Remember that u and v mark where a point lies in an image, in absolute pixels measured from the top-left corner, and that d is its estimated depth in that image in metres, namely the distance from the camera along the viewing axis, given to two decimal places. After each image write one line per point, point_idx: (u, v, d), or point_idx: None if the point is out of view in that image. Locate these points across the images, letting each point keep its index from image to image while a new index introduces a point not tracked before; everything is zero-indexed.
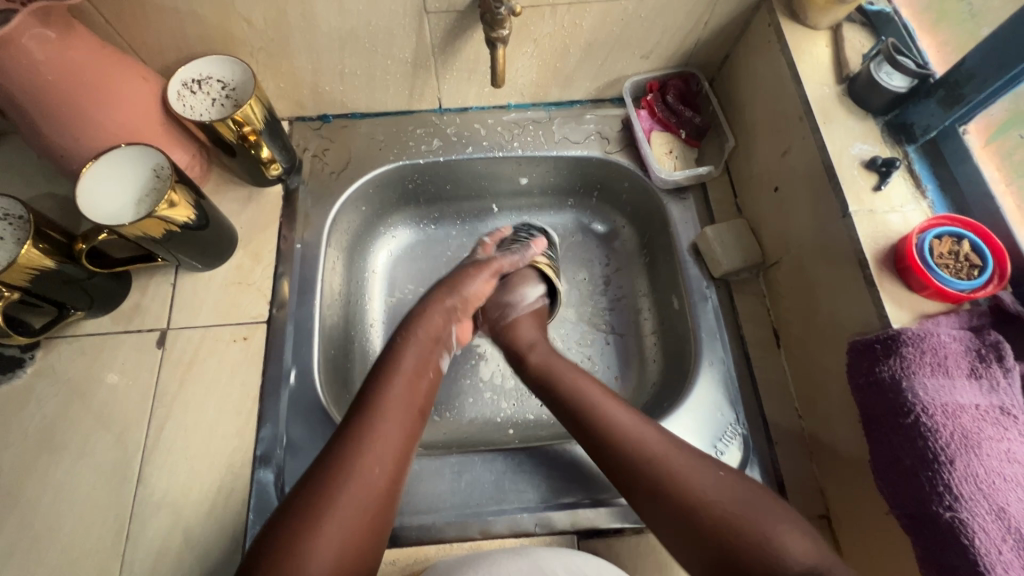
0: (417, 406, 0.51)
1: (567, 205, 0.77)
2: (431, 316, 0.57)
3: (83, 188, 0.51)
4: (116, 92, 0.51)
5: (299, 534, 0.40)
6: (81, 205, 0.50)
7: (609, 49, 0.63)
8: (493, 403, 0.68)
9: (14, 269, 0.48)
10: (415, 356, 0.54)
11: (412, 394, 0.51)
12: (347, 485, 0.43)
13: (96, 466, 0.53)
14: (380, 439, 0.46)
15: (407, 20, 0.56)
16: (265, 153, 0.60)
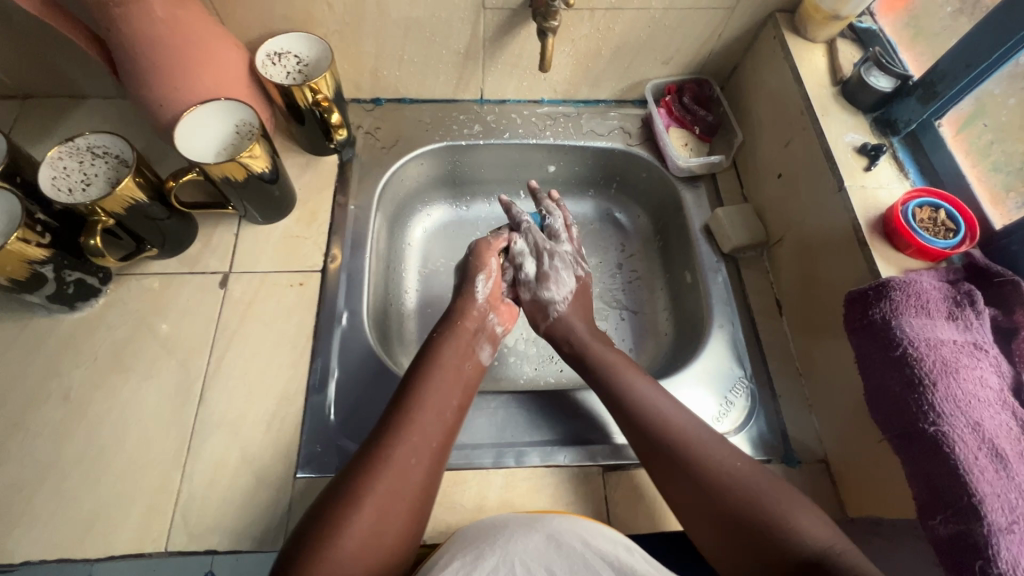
0: (448, 405, 0.53)
1: (588, 195, 0.85)
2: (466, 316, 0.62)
3: (181, 131, 0.58)
4: (212, 57, 0.58)
5: (337, 516, 0.43)
6: (178, 146, 0.57)
7: (635, 53, 0.73)
8: (518, 366, 0.74)
9: (115, 196, 0.53)
10: (446, 360, 0.57)
11: (436, 400, 0.53)
12: (379, 479, 0.46)
13: (162, 386, 0.57)
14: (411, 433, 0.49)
15: (466, 14, 0.65)
16: (335, 118, 0.67)
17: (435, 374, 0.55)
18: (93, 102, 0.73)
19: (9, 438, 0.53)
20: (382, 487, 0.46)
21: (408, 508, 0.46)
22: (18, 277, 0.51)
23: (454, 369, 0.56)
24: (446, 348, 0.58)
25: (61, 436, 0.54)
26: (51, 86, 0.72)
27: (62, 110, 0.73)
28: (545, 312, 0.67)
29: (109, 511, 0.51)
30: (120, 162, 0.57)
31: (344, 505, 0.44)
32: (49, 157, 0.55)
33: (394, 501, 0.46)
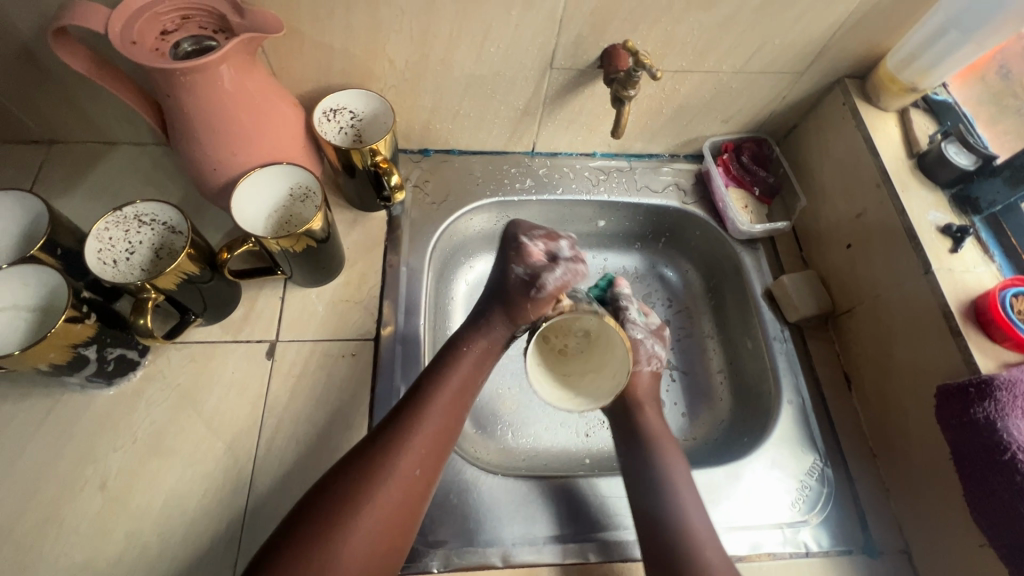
0: (443, 437, 0.51)
1: (635, 247, 0.83)
2: (494, 329, 0.58)
3: (237, 205, 0.55)
4: (275, 121, 0.55)
5: (307, 555, 0.43)
6: (240, 221, 0.55)
7: (696, 112, 0.71)
8: (569, 432, 0.70)
9: (170, 273, 0.49)
10: (450, 380, 0.53)
11: (436, 432, 0.51)
12: (358, 523, 0.45)
13: (208, 471, 0.53)
14: (402, 474, 0.48)
15: (532, 73, 0.62)
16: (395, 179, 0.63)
17: (439, 396, 0.52)
18: (125, 148, 0.69)
19: (44, 534, 0.49)
20: (365, 524, 0.45)
21: (383, 548, 0.46)
22: (59, 361, 0.47)
23: (460, 388, 0.54)
24: (452, 372, 0.54)
25: (98, 531, 0.49)
26: (81, 133, 0.68)
27: (92, 157, 0.69)
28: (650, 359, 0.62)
29: None
30: (167, 227, 0.53)
31: (322, 545, 0.44)
32: (93, 228, 0.50)
33: (374, 541, 0.46)
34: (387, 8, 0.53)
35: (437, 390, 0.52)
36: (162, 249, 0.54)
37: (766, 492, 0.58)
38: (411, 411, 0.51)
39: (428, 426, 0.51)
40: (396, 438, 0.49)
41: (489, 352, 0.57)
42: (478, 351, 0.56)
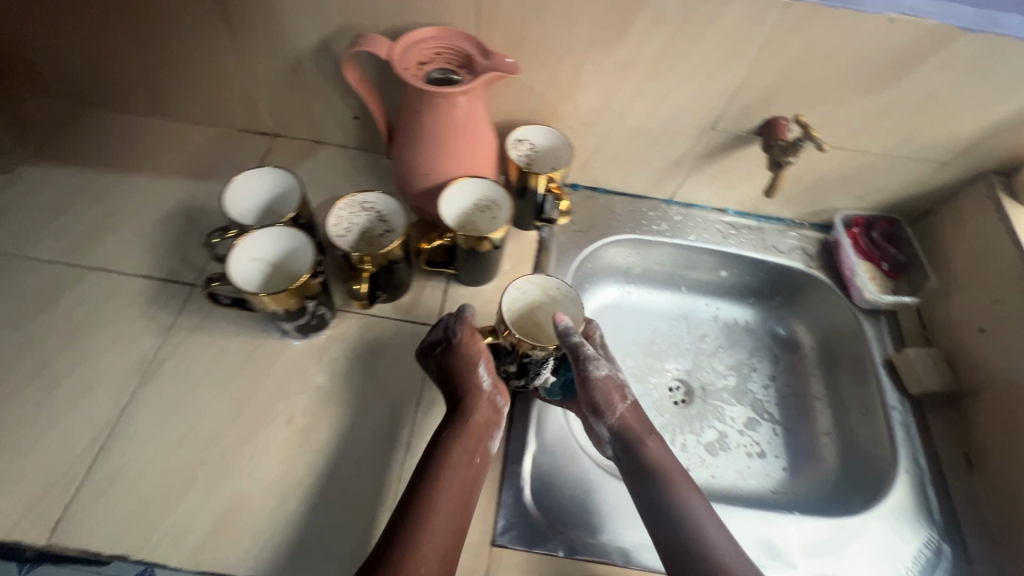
0: (470, 482, 0.53)
1: (749, 302, 0.89)
2: (478, 403, 0.57)
3: (444, 205, 0.65)
4: (481, 142, 0.64)
5: None
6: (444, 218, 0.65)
7: (834, 186, 0.76)
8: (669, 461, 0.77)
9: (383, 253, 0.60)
10: (463, 437, 0.55)
11: (464, 480, 0.53)
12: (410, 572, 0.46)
13: (375, 425, 0.61)
14: (441, 516, 0.50)
15: (695, 132, 0.71)
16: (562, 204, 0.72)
17: (456, 446, 0.54)
18: (330, 148, 0.83)
19: (241, 451, 0.58)
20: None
21: None
22: (282, 305, 0.57)
23: (473, 446, 0.55)
24: (455, 445, 0.54)
25: (283, 457, 0.58)
26: (301, 131, 0.82)
27: (304, 151, 0.82)
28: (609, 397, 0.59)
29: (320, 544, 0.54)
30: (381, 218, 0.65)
31: None
32: (332, 208, 0.63)
33: None
34: (591, 64, 0.64)
35: (456, 440, 0.54)
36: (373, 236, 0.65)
37: (879, 554, 0.59)
38: (434, 462, 0.53)
39: (446, 502, 0.51)
40: (416, 525, 0.49)
41: (485, 425, 0.57)
42: (476, 425, 0.56)
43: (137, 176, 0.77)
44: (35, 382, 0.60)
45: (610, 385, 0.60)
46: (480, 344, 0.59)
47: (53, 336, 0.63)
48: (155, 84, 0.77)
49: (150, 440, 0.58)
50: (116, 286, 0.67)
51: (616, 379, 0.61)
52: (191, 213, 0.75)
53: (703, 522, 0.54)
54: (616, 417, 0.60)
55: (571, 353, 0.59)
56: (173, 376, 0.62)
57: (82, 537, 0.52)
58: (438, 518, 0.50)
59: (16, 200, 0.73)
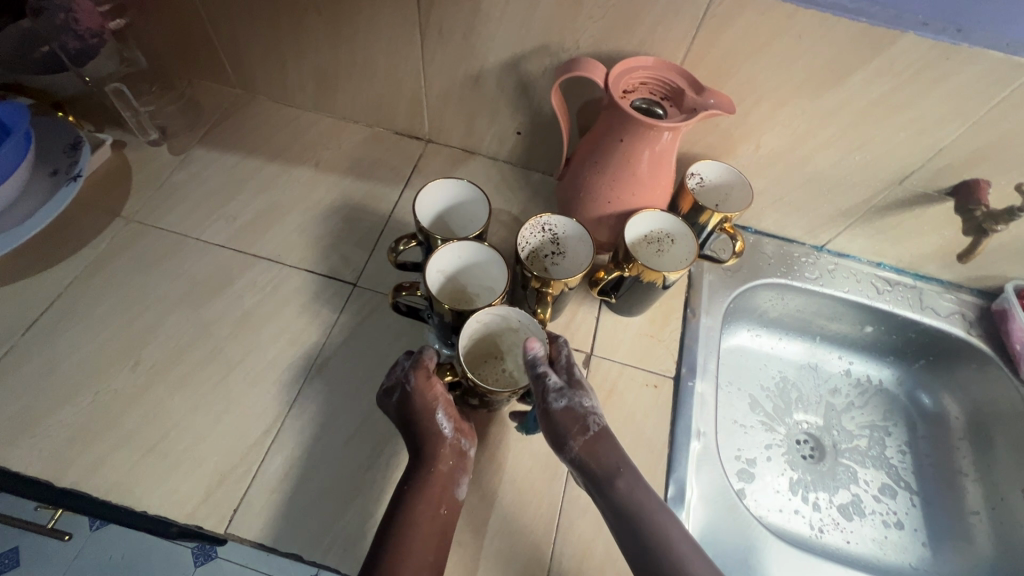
0: (437, 534, 0.48)
1: (888, 361, 0.84)
2: (440, 449, 0.51)
3: (631, 230, 0.64)
4: (667, 176, 0.63)
5: None
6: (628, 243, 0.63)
7: (1011, 255, 0.73)
8: (799, 520, 0.73)
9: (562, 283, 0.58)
10: (431, 487, 0.49)
11: (428, 532, 0.47)
12: None
13: (535, 451, 0.60)
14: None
15: (878, 185, 0.68)
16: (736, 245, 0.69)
17: (421, 496, 0.49)
18: (481, 159, 0.83)
19: (404, 462, 0.58)
20: None
21: None
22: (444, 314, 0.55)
23: (438, 493, 0.50)
24: (418, 499, 0.49)
25: None
26: (457, 139, 0.82)
27: (456, 159, 0.83)
28: (579, 427, 0.51)
29: (486, 568, 0.53)
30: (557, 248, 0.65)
31: None
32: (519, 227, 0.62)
33: None
34: (791, 108, 0.62)
35: (421, 489, 0.49)
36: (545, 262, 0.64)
37: None
38: (397, 516, 0.48)
39: (414, 563, 0.45)
40: None
41: (452, 473, 0.51)
42: (441, 472, 0.50)
43: (297, 170, 0.79)
44: (210, 366, 0.61)
45: (569, 418, 0.51)
46: (421, 384, 0.52)
47: (225, 322, 0.65)
48: (328, 81, 0.78)
49: (318, 439, 0.58)
50: (281, 278, 0.69)
51: (577, 409, 0.51)
52: (350, 212, 0.76)
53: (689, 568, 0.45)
54: (576, 451, 0.50)
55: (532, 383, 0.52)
56: (337, 375, 0.62)
57: (257, 531, 0.52)
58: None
59: (188, 182, 0.76)
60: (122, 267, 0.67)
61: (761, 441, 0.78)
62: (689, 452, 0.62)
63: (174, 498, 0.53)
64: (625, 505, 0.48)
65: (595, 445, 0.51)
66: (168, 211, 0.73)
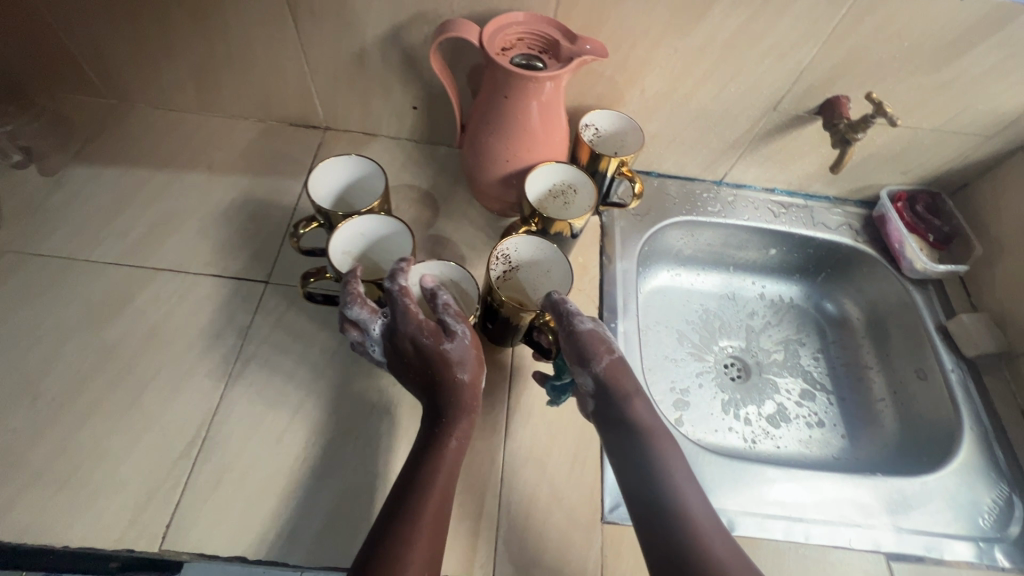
0: (451, 463, 0.50)
1: (795, 279, 0.91)
2: (464, 390, 0.53)
3: (532, 183, 0.66)
4: (558, 128, 0.64)
5: None
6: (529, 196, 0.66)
7: (882, 162, 0.79)
8: (734, 437, 0.78)
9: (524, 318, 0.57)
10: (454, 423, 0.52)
11: (449, 465, 0.50)
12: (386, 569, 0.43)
13: None
14: (435, 507, 0.47)
15: (757, 112, 0.72)
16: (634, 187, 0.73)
17: (449, 440, 0.51)
18: (383, 140, 0.82)
19: (344, 445, 0.58)
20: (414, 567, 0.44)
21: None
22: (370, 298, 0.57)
23: (461, 428, 0.52)
24: (446, 437, 0.51)
25: (385, 450, 0.58)
26: (356, 123, 0.80)
27: (358, 143, 0.81)
28: (601, 349, 0.54)
29: None
30: (514, 270, 0.64)
31: None
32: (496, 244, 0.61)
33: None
34: (664, 48, 0.65)
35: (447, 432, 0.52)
36: (502, 286, 0.63)
37: (955, 508, 0.63)
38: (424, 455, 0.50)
39: (438, 493, 0.48)
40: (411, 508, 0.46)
41: (471, 410, 0.53)
42: (461, 409, 0.53)
43: (190, 174, 0.75)
44: (122, 386, 0.58)
45: (594, 338, 0.54)
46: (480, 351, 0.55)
47: (131, 340, 0.61)
48: (207, 77, 0.74)
49: (250, 438, 0.57)
50: (188, 286, 0.66)
51: (600, 332, 0.55)
52: (252, 210, 0.73)
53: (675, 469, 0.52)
54: (598, 364, 0.54)
55: (555, 313, 0.56)
56: (261, 374, 0.61)
57: (195, 542, 0.51)
58: (432, 505, 0.47)
59: (69, 202, 0.70)
60: (5, 301, 0.62)
61: (692, 370, 0.83)
62: None
63: (100, 525, 0.51)
64: (627, 424, 0.54)
65: (617, 365, 0.55)
66: (50, 236, 0.68)
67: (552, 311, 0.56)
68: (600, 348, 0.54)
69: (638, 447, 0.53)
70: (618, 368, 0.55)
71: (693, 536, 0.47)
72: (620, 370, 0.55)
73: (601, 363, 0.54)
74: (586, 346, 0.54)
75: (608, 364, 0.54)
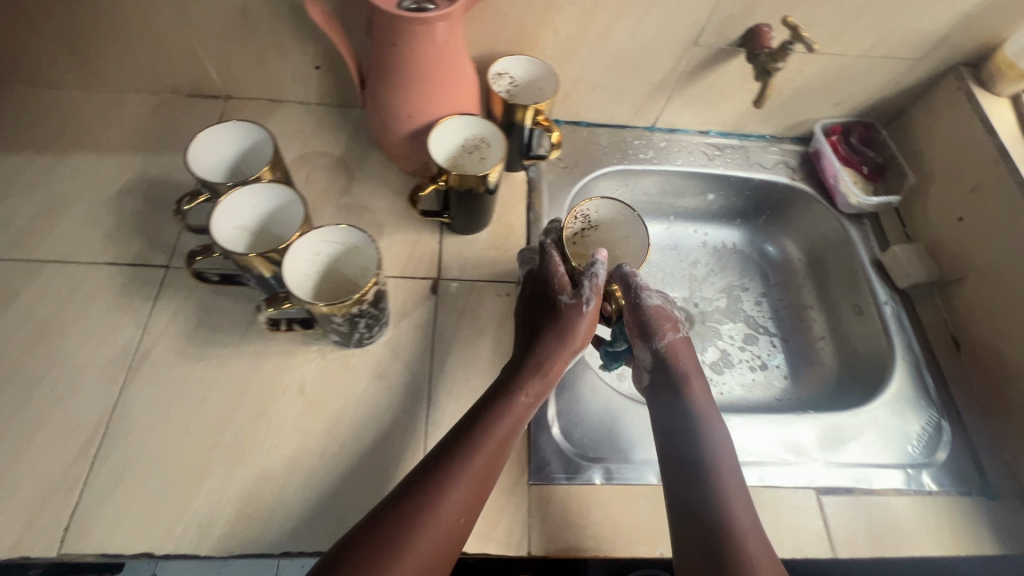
0: (509, 427, 0.49)
1: (736, 223, 0.89)
2: (554, 342, 0.54)
3: (436, 139, 0.62)
4: (461, 76, 0.60)
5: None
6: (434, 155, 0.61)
7: (814, 93, 0.76)
8: None
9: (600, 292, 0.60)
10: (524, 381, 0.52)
11: (504, 434, 0.49)
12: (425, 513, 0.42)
13: (393, 388, 0.59)
14: (483, 466, 0.46)
15: (678, 49, 0.69)
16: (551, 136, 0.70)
17: (505, 415, 0.49)
18: (291, 106, 0.76)
19: (256, 429, 0.55)
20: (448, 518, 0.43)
21: (445, 537, 0.43)
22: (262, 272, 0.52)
23: (538, 383, 0.53)
24: (509, 399, 0.51)
25: (300, 430, 0.55)
26: (259, 89, 0.75)
27: (263, 112, 0.76)
28: (666, 325, 0.58)
29: (358, 508, 0.52)
30: (593, 229, 0.66)
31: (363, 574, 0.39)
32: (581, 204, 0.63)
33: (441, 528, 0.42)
34: None
35: (509, 401, 0.50)
36: (577, 241, 0.67)
37: (885, 438, 0.63)
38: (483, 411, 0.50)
39: (486, 457, 0.47)
40: (461, 462, 0.46)
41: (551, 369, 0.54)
42: (539, 363, 0.53)
43: (77, 157, 0.69)
44: (9, 390, 0.54)
45: (661, 315, 0.58)
46: (593, 323, 0.56)
47: (18, 339, 0.57)
48: (81, 48, 0.68)
49: (152, 432, 0.54)
50: (80, 278, 0.61)
51: (667, 310, 0.59)
52: (148, 191, 0.68)
53: (723, 444, 0.52)
54: (663, 340, 0.58)
55: (624, 286, 0.60)
56: (164, 363, 0.57)
57: (97, 543, 0.48)
58: (477, 466, 0.46)
59: None
60: None
61: None
62: None
63: None
64: (680, 396, 0.55)
65: (683, 344, 0.58)
66: None
67: (620, 282, 0.61)
68: (665, 323, 0.58)
69: (687, 415, 0.54)
70: (679, 348, 0.58)
71: (726, 512, 0.47)
72: (681, 349, 0.58)
73: (666, 339, 0.58)
74: (653, 320, 0.58)
75: (673, 340, 0.58)
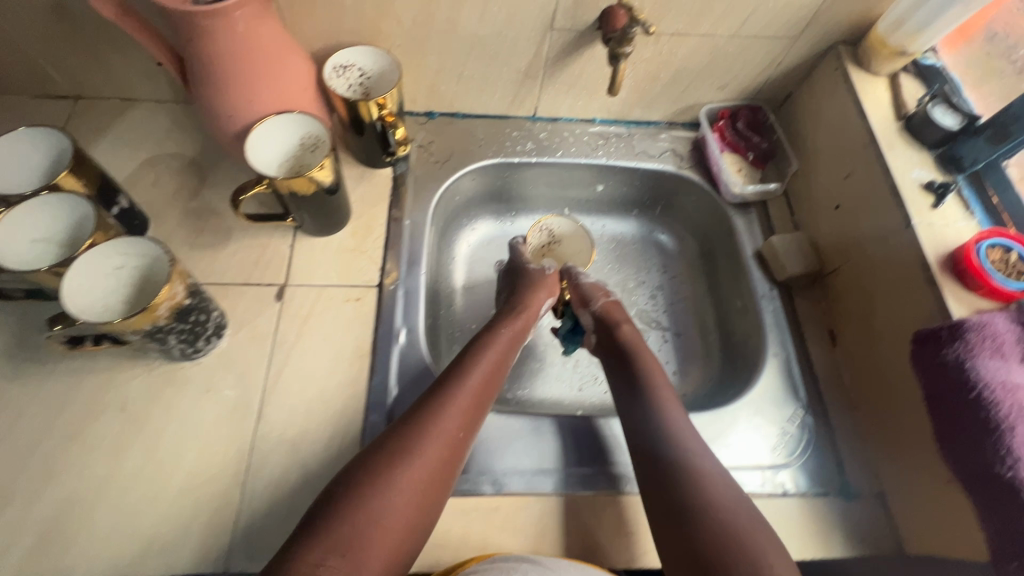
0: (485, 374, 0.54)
1: (632, 214, 0.86)
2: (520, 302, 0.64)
3: (253, 141, 0.58)
4: (282, 70, 0.56)
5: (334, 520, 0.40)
6: (251, 158, 0.57)
7: (693, 77, 0.73)
8: (562, 386, 0.72)
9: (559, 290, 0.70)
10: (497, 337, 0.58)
11: (487, 377, 0.53)
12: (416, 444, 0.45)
13: (220, 403, 0.56)
14: (466, 405, 0.50)
15: (534, 34, 0.65)
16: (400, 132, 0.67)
17: (479, 364, 0.54)
18: (145, 106, 0.73)
19: (66, 451, 0.52)
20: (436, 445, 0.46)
21: (435, 468, 0.45)
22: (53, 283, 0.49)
23: (509, 336, 0.59)
24: (483, 349, 0.56)
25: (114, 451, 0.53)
26: (106, 88, 0.71)
27: (114, 113, 0.72)
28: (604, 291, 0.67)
29: (166, 531, 0.50)
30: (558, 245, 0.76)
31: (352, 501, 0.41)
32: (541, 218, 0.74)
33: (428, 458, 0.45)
34: None
35: (480, 353, 0.55)
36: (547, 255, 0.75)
37: (747, 439, 0.61)
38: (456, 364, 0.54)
39: (467, 397, 0.51)
40: (444, 401, 0.49)
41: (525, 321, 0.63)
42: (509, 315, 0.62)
43: None
44: None
45: (598, 287, 0.68)
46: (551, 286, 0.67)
47: None
48: None
49: None
50: None
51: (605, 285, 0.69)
52: None
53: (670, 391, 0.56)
54: (599, 304, 0.66)
55: (568, 274, 0.71)
56: None
57: None
58: (459, 404, 0.50)
59: None
60: None
61: None
62: (394, 352, 0.61)
63: None
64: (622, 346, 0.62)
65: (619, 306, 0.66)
66: None
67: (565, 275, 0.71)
68: (599, 290, 0.68)
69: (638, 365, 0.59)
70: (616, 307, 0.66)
71: (689, 455, 0.49)
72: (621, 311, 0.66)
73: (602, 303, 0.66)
74: (589, 288, 0.68)
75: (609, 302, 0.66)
